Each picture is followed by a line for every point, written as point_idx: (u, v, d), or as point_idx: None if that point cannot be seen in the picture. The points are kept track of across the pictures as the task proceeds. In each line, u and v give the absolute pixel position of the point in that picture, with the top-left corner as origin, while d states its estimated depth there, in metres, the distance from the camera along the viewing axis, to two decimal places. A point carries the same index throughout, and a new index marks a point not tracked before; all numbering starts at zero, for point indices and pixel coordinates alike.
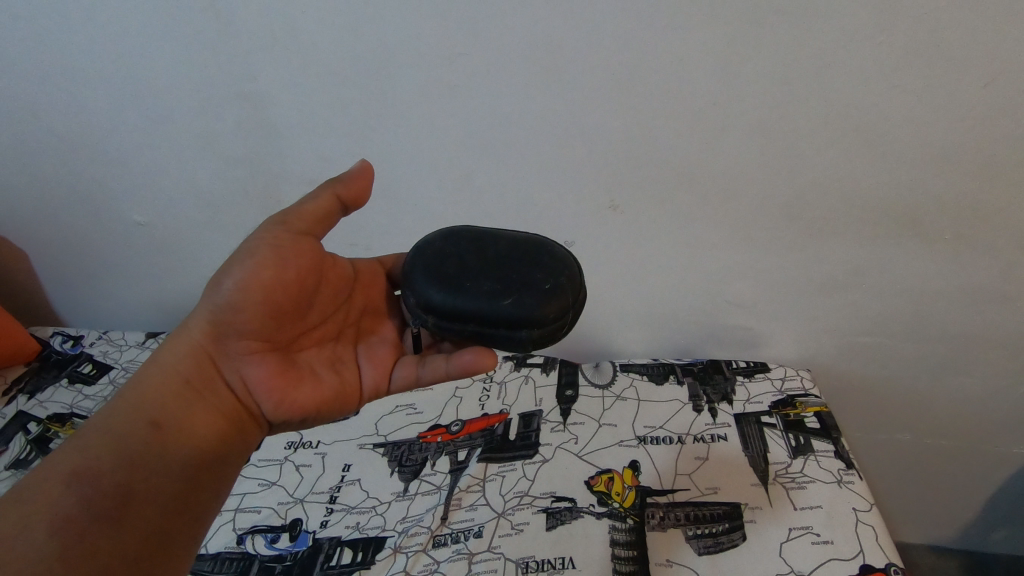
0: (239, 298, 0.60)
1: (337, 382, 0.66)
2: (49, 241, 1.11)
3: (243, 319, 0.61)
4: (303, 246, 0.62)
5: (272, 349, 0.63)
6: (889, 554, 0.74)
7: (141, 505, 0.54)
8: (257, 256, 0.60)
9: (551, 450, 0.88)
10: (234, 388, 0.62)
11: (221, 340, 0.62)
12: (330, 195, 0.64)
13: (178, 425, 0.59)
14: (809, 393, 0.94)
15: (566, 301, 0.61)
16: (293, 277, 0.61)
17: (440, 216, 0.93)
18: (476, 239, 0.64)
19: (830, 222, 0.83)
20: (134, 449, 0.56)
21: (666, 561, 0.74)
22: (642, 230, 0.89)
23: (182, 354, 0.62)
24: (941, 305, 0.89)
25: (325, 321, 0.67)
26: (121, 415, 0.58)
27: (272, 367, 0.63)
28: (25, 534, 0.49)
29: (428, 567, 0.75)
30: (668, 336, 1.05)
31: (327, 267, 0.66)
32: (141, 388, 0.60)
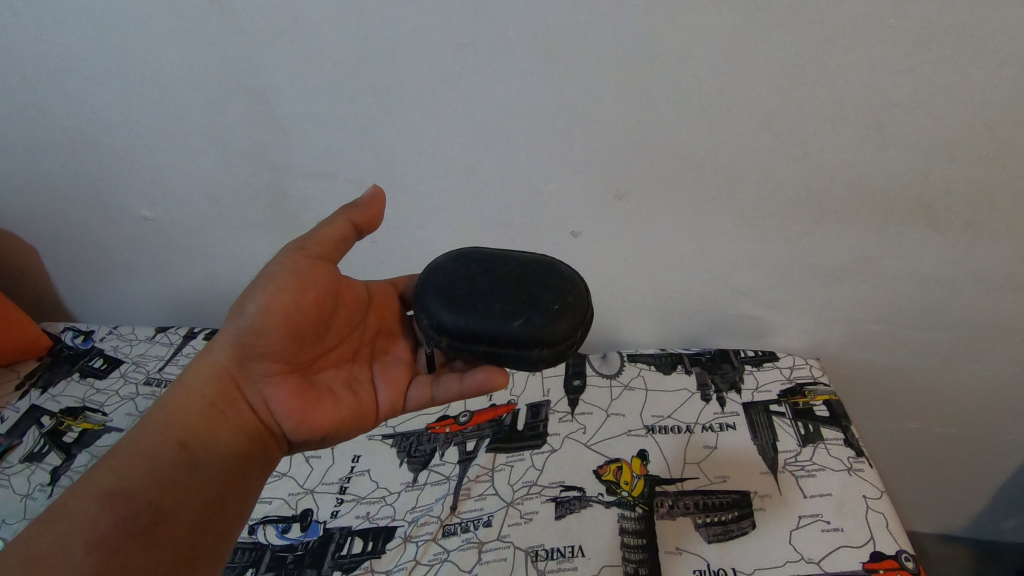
0: (260, 321, 0.60)
1: (355, 403, 0.65)
2: (58, 237, 1.12)
3: (264, 342, 0.61)
4: (320, 270, 0.62)
5: (292, 370, 0.63)
6: (900, 541, 0.73)
7: (170, 525, 0.53)
8: (276, 280, 0.60)
9: (560, 440, 0.88)
10: (256, 410, 0.62)
11: (243, 362, 0.62)
12: (343, 219, 0.64)
13: (204, 446, 0.59)
14: (819, 382, 0.94)
15: (576, 320, 0.61)
16: (313, 299, 0.61)
17: (447, 208, 0.93)
18: (486, 261, 0.64)
19: (839, 209, 0.83)
20: (164, 470, 0.56)
21: (676, 549, 0.74)
22: (649, 220, 0.89)
23: (206, 377, 0.62)
24: (952, 292, 0.88)
25: (343, 341, 0.67)
26: (150, 436, 0.58)
27: (292, 389, 0.62)
28: (62, 549, 0.49)
29: (438, 556, 0.75)
30: (676, 326, 1.04)
31: (343, 290, 0.66)
32: (169, 410, 0.60)
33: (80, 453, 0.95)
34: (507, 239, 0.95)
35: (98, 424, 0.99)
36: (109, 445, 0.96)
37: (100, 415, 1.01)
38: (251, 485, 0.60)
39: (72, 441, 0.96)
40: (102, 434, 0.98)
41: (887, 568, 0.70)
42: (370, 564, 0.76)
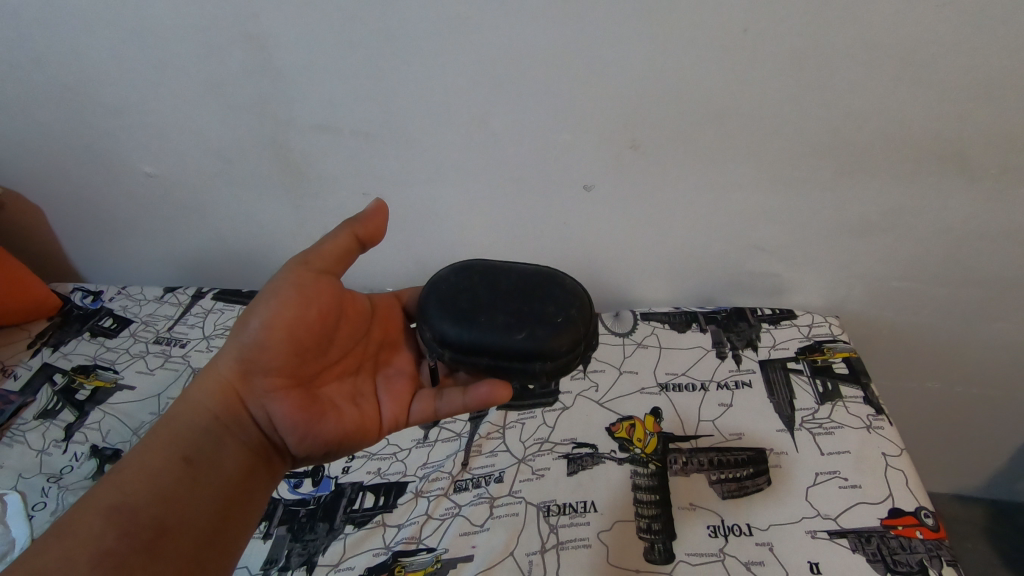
0: (264, 336, 0.59)
1: (358, 416, 0.64)
2: (63, 195, 1.11)
3: (268, 357, 0.59)
4: (323, 285, 0.62)
5: (297, 384, 0.61)
6: (919, 498, 0.72)
7: (175, 541, 0.52)
8: (281, 294, 0.59)
9: (571, 398, 0.87)
10: (260, 425, 0.61)
11: (247, 376, 0.60)
12: (347, 233, 0.63)
13: (208, 461, 0.57)
14: (838, 339, 0.91)
15: (578, 332, 0.61)
16: (317, 314, 0.60)
17: (454, 162, 0.90)
18: (490, 274, 0.63)
19: (866, 159, 0.79)
20: (169, 485, 0.54)
21: (689, 505, 0.73)
22: (665, 172, 0.85)
23: (210, 390, 0.60)
24: (983, 246, 0.84)
25: (345, 354, 0.66)
26: (152, 450, 0.56)
27: (297, 403, 0.60)
28: (68, 565, 0.47)
29: (450, 510, 0.75)
30: (690, 285, 1.01)
31: (346, 304, 0.65)
32: (173, 423, 0.58)
33: (93, 410, 0.95)
34: (517, 194, 0.92)
35: (109, 382, 0.99)
36: (121, 402, 0.96)
37: (112, 373, 1.01)
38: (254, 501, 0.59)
39: (85, 399, 0.97)
40: (114, 392, 0.98)
41: (906, 524, 0.69)
42: (382, 518, 0.76)
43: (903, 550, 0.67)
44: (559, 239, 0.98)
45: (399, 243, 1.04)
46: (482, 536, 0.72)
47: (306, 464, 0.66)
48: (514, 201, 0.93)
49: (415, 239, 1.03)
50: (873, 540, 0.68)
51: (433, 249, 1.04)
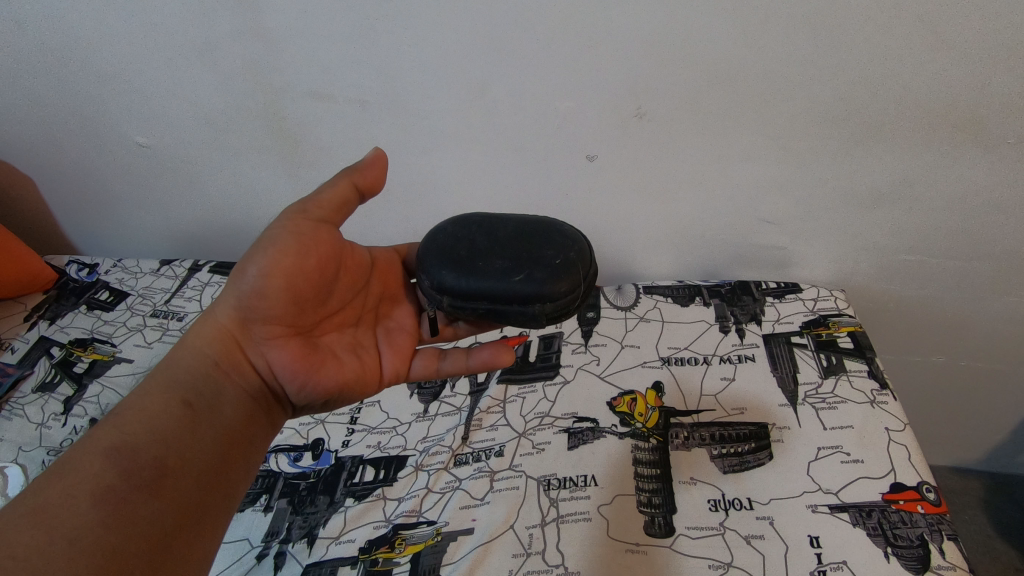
0: (263, 284, 0.55)
1: (358, 366, 0.62)
2: (53, 165, 1.08)
3: (269, 304, 0.56)
4: (323, 234, 0.57)
5: (297, 332, 0.58)
6: (921, 472, 0.71)
7: (180, 481, 0.49)
8: (278, 243, 0.55)
9: (572, 372, 0.86)
10: (261, 373, 0.58)
11: (247, 325, 0.58)
12: (346, 182, 0.59)
13: (209, 406, 0.54)
14: (844, 313, 0.89)
15: (577, 275, 0.59)
16: (319, 263, 0.57)
17: (453, 130, 0.87)
18: (488, 221, 0.61)
19: (880, 127, 0.76)
20: (169, 428, 0.50)
21: (690, 479, 0.73)
22: (670, 141, 0.82)
23: (210, 338, 0.57)
24: (996, 218, 0.82)
25: (347, 305, 0.63)
26: (151, 393, 0.53)
27: (298, 351, 0.58)
28: (68, 502, 0.44)
29: (450, 484, 0.75)
30: (694, 258, 0.99)
31: (346, 254, 0.61)
32: (171, 369, 0.55)
33: (91, 383, 0.95)
34: (517, 164, 0.90)
35: (107, 355, 0.99)
36: (119, 375, 0.96)
37: (109, 347, 1.01)
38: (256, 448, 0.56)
39: (83, 372, 0.96)
40: (112, 365, 0.98)
41: (908, 499, 0.69)
42: (382, 492, 0.76)
43: (903, 525, 0.66)
44: (560, 211, 0.96)
45: (398, 214, 1.02)
46: (483, 509, 0.72)
47: (306, 413, 0.64)
48: (515, 171, 0.91)
49: (414, 211, 1.01)
50: (873, 515, 0.67)
51: (433, 221, 1.02)
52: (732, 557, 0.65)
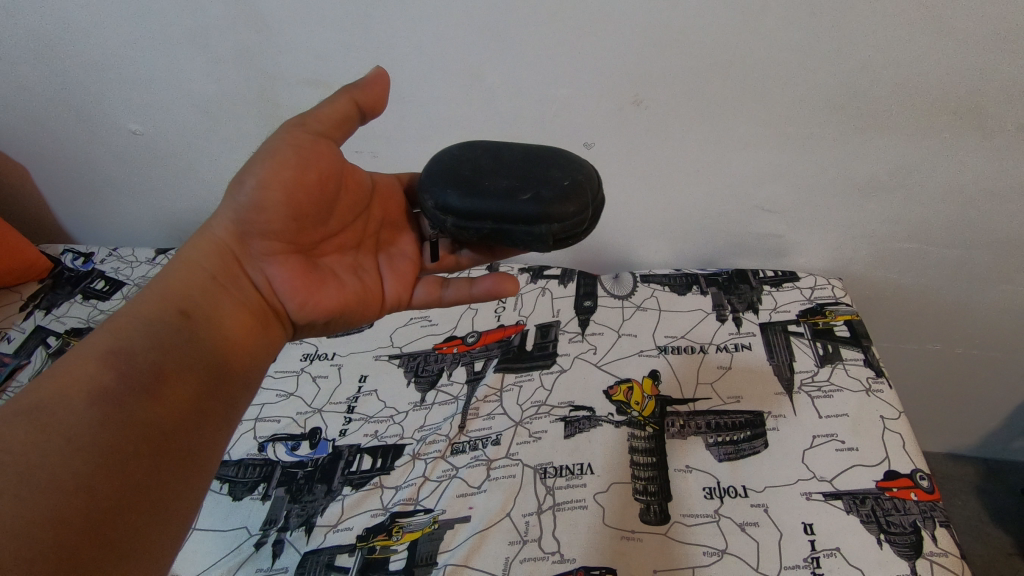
0: (263, 195, 0.51)
1: (359, 287, 0.58)
2: (46, 153, 1.07)
3: (271, 216, 0.51)
4: (324, 148, 0.53)
5: (298, 249, 0.54)
6: (915, 459, 0.72)
7: (179, 390, 0.44)
8: (278, 155, 0.51)
9: (569, 360, 0.86)
10: (260, 289, 0.53)
11: (245, 239, 0.52)
12: (345, 98, 0.54)
13: (209, 316, 0.48)
14: (840, 301, 0.89)
15: (587, 199, 0.56)
16: (320, 175, 0.52)
17: (449, 117, 0.86)
18: (493, 147, 0.59)
19: (879, 115, 0.75)
20: (168, 333, 0.45)
21: (685, 467, 0.73)
22: (668, 128, 0.82)
23: (206, 250, 0.52)
24: (995, 206, 0.81)
25: (349, 226, 0.58)
26: (147, 300, 0.47)
27: (298, 268, 0.54)
28: (59, 403, 0.39)
29: (447, 472, 0.76)
30: (692, 247, 0.99)
31: (347, 174, 0.57)
32: (168, 277, 0.50)
33: None
34: None
35: None
36: None
37: None
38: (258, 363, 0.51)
39: None
40: None
41: (901, 486, 0.69)
42: (380, 480, 0.76)
43: (896, 512, 0.67)
44: None
45: None
46: (479, 498, 0.72)
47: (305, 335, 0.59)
48: None
49: None
50: (867, 502, 0.68)
51: None
52: (726, 544, 0.65)
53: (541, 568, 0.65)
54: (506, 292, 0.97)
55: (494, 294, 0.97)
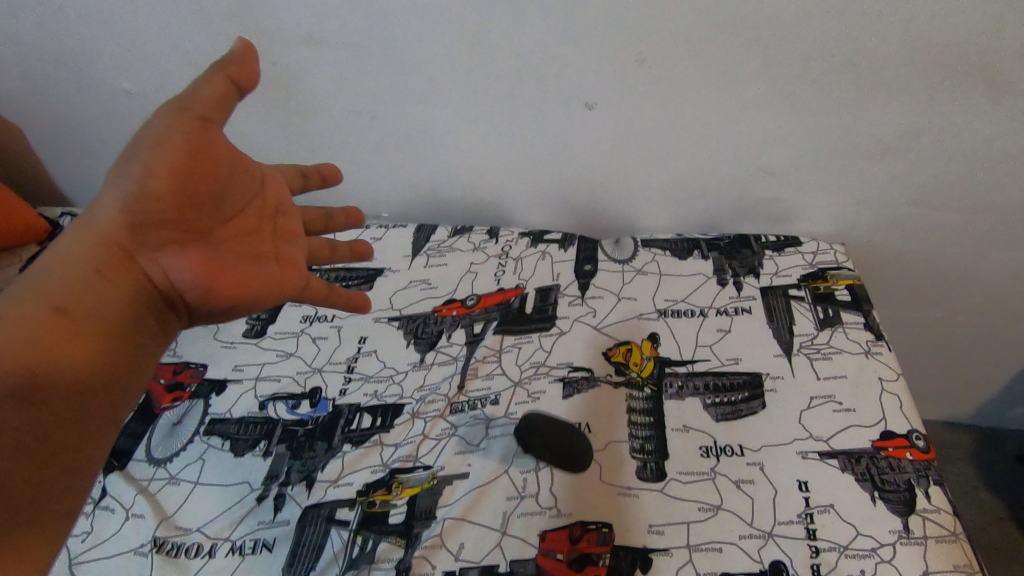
0: (145, 182, 0.52)
1: (257, 274, 0.59)
2: (40, 113, 1.06)
3: (156, 204, 0.53)
4: (200, 133, 0.54)
5: (193, 237, 0.55)
6: (912, 420, 0.72)
7: (47, 388, 0.45)
8: (163, 140, 0.53)
9: (569, 323, 0.86)
10: (155, 280, 0.53)
11: (134, 229, 0.52)
12: (221, 78, 0.54)
13: (89, 310, 0.49)
14: (843, 266, 0.89)
15: None
16: (200, 160, 0.54)
17: (447, 76, 0.85)
18: None
19: (888, 73, 0.73)
20: (42, 332, 0.47)
21: (682, 427, 0.73)
22: (671, 87, 0.80)
23: (92, 243, 0.51)
24: (1003, 168, 0.80)
25: (241, 212, 0.60)
26: (26, 298, 0.48)
27: (196, 256, 0.55)
28: None
29: (446, 431, 0.76)
30: (692, 210, 0.97)
31: (225, 162, 0.57)
32: (50, 272, 0.50)
33: None
34: (514, 112, 0.87)
35: None
36: None
37: None
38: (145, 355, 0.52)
39: None
40: None
41: (897, 446, 0.70)
42: (380, 438, 0.77)
43: (890, 471, 0.68)
44: (557, 161, 0.93)
45: (393, 166, 1.00)
46: (478, 454, 0.73)
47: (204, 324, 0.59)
48: (511, 119, 0.88)
49: (409, 161, 0.99)
50: (862, 461, 0.68)
51: (429, 173, 1.00)
52: (721, 500, 0.66)
53: (538, 522, 0.66)
54: (506, 256, 0.96)
55: (494, 258, 0.96)
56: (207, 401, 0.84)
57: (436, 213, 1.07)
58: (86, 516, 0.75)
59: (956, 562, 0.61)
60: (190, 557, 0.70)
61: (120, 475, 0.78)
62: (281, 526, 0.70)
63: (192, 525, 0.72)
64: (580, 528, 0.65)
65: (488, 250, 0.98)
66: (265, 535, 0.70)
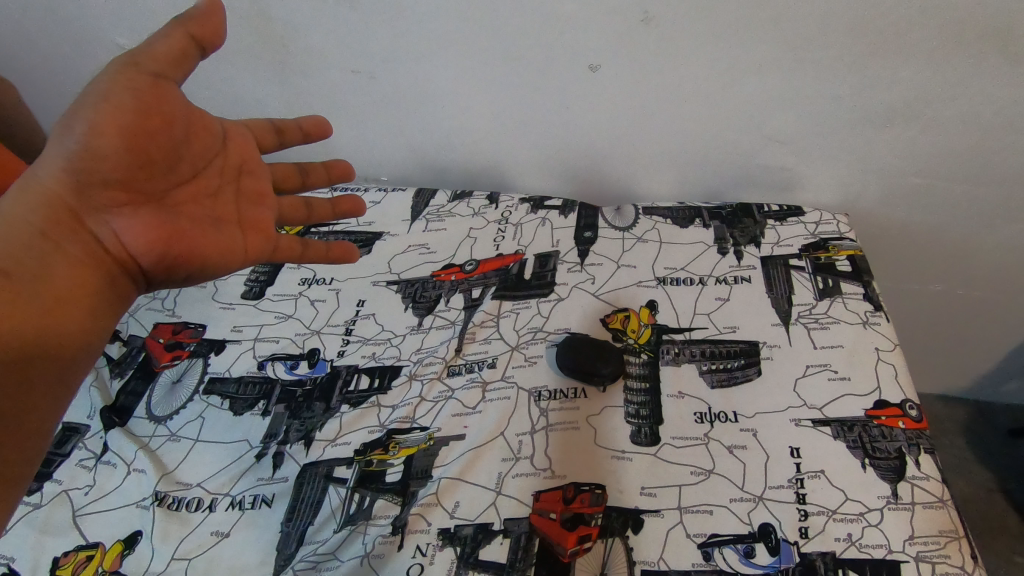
0: (93, 141, 0.49)
1: (218, 237, 0.57)
2: (32, 68, 1.04)
3: (108, 162, 0.50)
4: (155, 91, 0.51)
5: (146, 200, 0.53)
6: (906, 390, 0.72)
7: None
8: (111, 96, 0.50)
9: (567, 289, 0.86)
10: (108, 242, 0.52)
11: (84, 188, 0.50)
12: (180, 33, 0.52)
13: (36, 275, 0.47)
14: (844, 237, 0.88)
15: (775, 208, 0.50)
16: (154, 119, 0.52)
17: (447, 35, 0.83)
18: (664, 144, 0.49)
19: (901, 37, 0.71)
20: None
21: (678, 393, 0.74)
22: (677, 49, 0.78)
23: (34, 205, 0.49)
24: (1014, 139, 0.78)
25: (201, 174, 0.58)
26: None
27: (149, 220, 0.53)
28: None
29: (443, 393, 0.77)
30: (694, 177, 0.95)
31: (184, 119, 0.55)
32: None
33: None
34: (516, 73, 0.85)
35: None
36: None
37: None
38: (101, 322, 0.51)
39: None
40: None
41: (889, 415, 0.70)
42: (377, 399, 0.78)
43: (882, 439, 0.68)
44: (558, 125, 0.91)
45: (392, 128, 0.98)
46: (474, 417, 0.74)
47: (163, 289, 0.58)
48: (513, 81, 0.86)
49: (408, 123, 0.97)
50: (855, 429, 0.69)
51: (429, 137, 0.98)
52: (713, 464, 0.67)
53: (532, 483, 0.67)
54: (506, 221, 0.95)
55: (494, 223, 0.96)
56: (205, 360, 0.85)
57: (435, 177, 1.06)
58: (89, 470, 0.76)
59: (942, 528, 0.62)
60: (191, 510, 0.71)
61: (121, 431, 0.79)
62: (279, 483, 0.72)
63: (192, 481, 0.74)
64: (574, 489, 0.66)
65: (487, 216, 0.97)
66: (264, 491, 0.71)
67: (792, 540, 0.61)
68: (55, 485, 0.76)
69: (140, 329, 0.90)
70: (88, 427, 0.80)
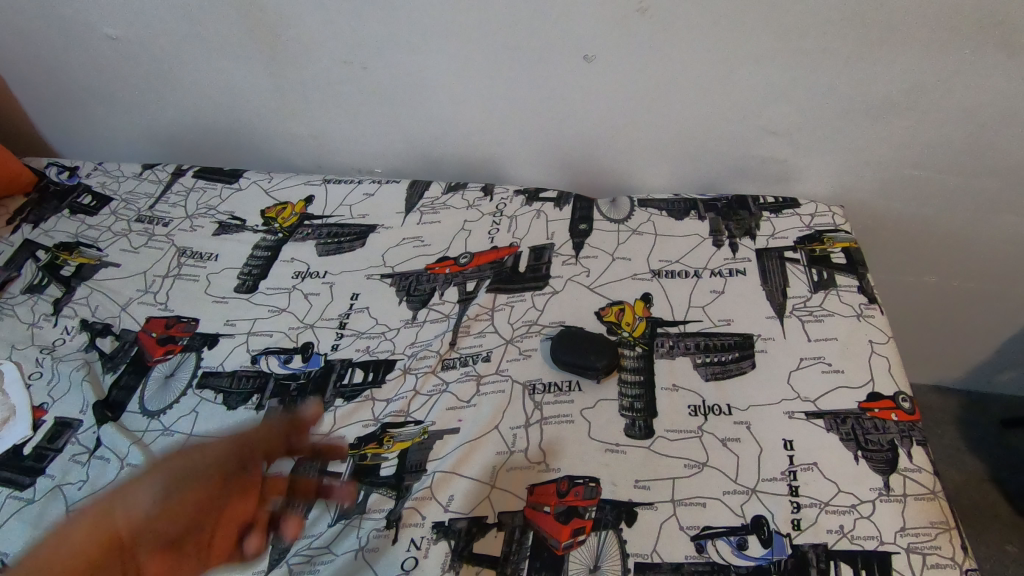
0: (163, 520, 0.48)
1: (254, 556, 0.57)
2: (23, 59, 1.05)
3: (175, 525, 0.48)
4: (235, 509, 0.53)
5: (203, 548, 0.51)
6: (899, 382, 0.73)
7: None
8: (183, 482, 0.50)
9: (562, 282, 0.86)
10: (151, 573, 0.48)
11: (143, 538, 0.47)
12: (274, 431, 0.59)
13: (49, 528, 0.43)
14: (840, 228, 0.88)
15: None
16: (223, 501, 0.52)
17: (440, 24, 0.82)
18: None
19: (897, 27, 0.71)
20: None
21: (672, 385, 0.74)
22: (671, 40, 0.77)
23: (89, 539, 0.46)
24: (1010, 129, 0.78)
25: (252, 481, 0.56)
26: None
27: (199, 552, 0.51)
28: None
29: (437, 387, 0.77)
30: (690, 169, 0.94)
31: (245, 483, 0.54)
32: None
33: (79, 285, 0.95)
34: (510, 64, 0.84)
35: (93, 260, 0.99)
36: (107, 279, 0.96)
37: (95, 251, 1.00)
38: None
39: (70, 275, 0.97)
40: (99, 269, 0.98)
41: (883, 407, 0.70)
42: (371, 393, 0.78)
43: (875, 431, 0.68)
44: (552, 117, 0.90)
45: (385, 120, 0.97)
46: (468, 410, 0.74)
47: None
48: (506, 72, 0.86)
49: (401, 115, 0.96)
50: (848, 422, 0.69)
51: (422, 129, 0.97)
52: (707, 457, 0.67)
53: (526, 476, 0.67)
54: (500, 214, 0.95)
55: (488, 216, 0.95)
56: (198, 354, 0.85)
57: (429, 170, 1.05)
58: (82, 465, 0.76)
59: (934, 519, 0.62)
60: None
61: (113, 426, 0.79)
62: None
63: None
64: (568, 482, 0.66)
65: (482, 208, 0.96)
66: None
67: (785, 532, 0.62)
68: (47, 480, 0.75)
69: (132, 323, 0.90)
70: (81, 422, 0.80)
